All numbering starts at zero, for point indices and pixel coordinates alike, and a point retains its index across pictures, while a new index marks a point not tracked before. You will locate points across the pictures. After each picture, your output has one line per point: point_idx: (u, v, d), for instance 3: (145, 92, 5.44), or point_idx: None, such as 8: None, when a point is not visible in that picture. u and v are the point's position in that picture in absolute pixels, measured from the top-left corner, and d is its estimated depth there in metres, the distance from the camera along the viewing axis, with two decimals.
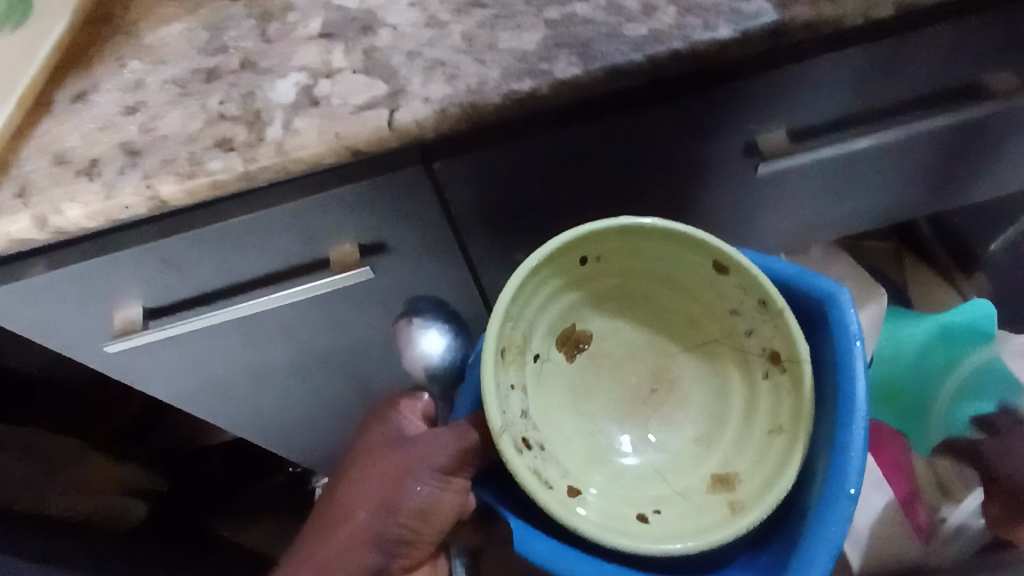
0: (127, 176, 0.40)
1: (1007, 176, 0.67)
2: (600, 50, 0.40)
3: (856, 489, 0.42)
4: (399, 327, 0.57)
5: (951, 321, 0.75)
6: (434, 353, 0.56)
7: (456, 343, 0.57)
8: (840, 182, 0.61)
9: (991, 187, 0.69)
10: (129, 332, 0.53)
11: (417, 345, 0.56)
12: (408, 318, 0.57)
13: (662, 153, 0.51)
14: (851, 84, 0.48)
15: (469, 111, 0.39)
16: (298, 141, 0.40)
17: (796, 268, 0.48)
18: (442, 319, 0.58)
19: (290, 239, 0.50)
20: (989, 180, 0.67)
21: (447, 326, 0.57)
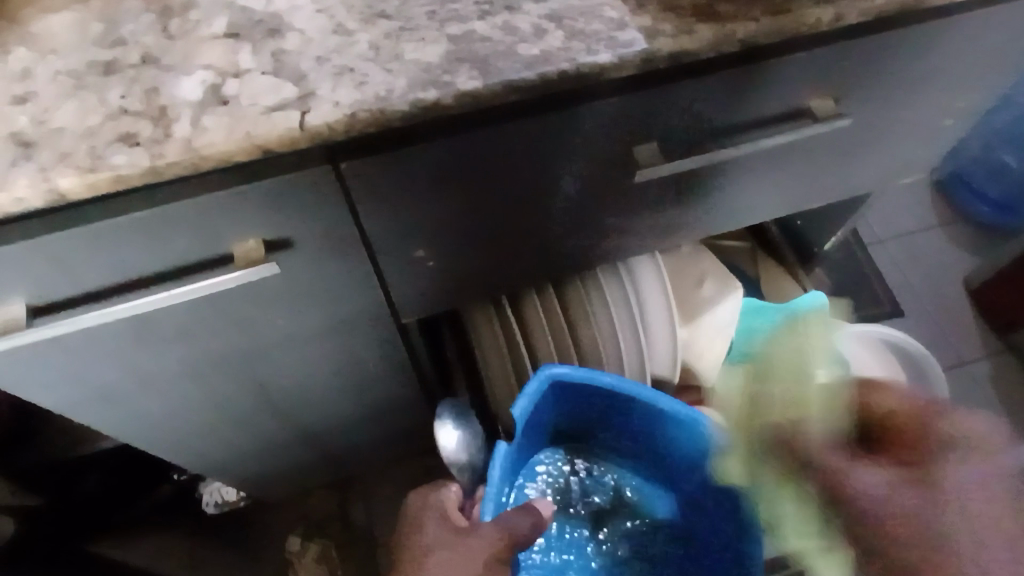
0: (20, 168, 0.39)
1: (837, 188, 0.80)
2: (497, 66, 0.44)
3: None
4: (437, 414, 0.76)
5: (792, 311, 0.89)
6: (451, 445, 0.76)
7: (470, 437, 0.76)
8: (702, 190, 0.70)
9: (826, 196, 0.81)
10: (9, 332, 0.50)
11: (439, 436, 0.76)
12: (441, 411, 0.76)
13: (552, 161, 0.57)
14: (709, 106, 0.57)
15: (378, 117, 0.43)
16: (208, 139, 0.41)
17: (691, 407, 0.81)
18: (466, 420, 0.76)
19: (191, 236, 0.50)
20: (821, 190, 0.79)
21: (466, 426, 0.76)
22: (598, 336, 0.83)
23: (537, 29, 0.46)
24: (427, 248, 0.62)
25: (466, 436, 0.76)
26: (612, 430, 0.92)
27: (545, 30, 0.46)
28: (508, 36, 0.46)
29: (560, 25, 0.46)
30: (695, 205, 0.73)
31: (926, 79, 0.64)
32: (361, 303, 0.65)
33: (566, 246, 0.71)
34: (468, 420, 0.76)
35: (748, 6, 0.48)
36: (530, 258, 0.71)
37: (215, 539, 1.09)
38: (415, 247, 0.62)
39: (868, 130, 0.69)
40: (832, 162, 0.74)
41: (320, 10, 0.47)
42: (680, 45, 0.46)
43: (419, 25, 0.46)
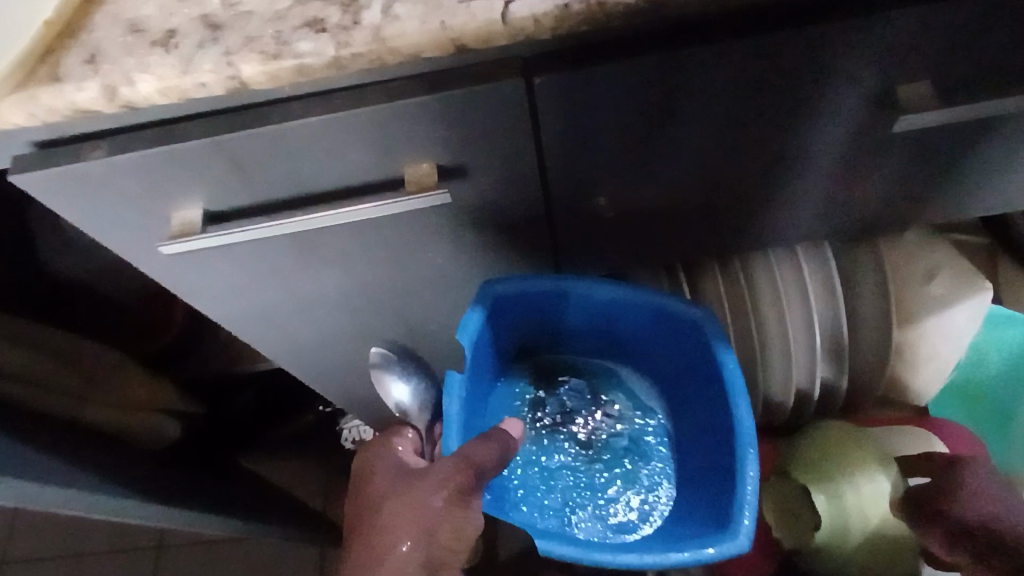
0: (206, 50, 0.36)
1: None
2: None
3: (750, 495, 0.56)
4: (371, 365, 0.59)
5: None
6: (406, 399, 0.59)
7: (423, 386, 0.60)
8: (963, 158, 0.55)
9: None
10: (184, 235, 0.49)
11: (389, 392, 0.59)
12: (377, 360, 0.59)
13: (786, 94, 0.46)
14: (1013, 29, 0.43)
15: (595, 11, 0.34)
16: (398, 28, 0.35)
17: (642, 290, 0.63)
18: (415, 368, 0.60)
19: (365, 152, 0.45)
20: None
21: (418, 375, 0.60)
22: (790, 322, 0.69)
23: None
24: (610, 195, 0.54)
25: (420, 387, 0.60)
26: (580, 336, 0.74)
27: None
28: None
29: None
30: (948, 177, 0.57)
31: None
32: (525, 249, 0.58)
33: (770, 213, 0.59)
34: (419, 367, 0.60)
35: None
36: (724, 224, 0.60)
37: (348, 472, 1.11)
38: (596, 192, 0.54)
39: None
40: None
41: None
42: None
43: None
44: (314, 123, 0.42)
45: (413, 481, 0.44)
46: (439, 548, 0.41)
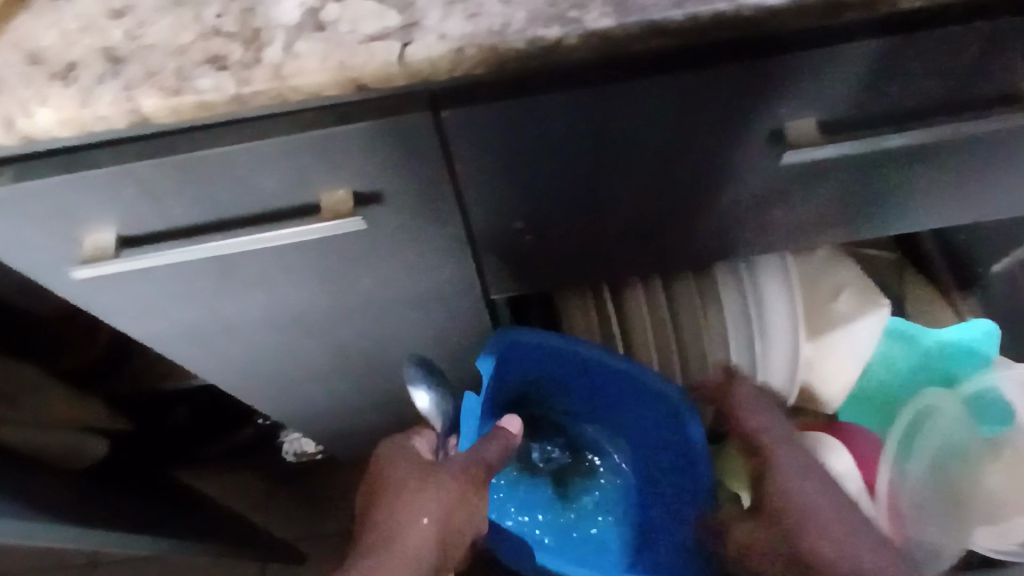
0: (107, 84, 0.36)
1: None
2: (637, 2, 0.37)
3: None
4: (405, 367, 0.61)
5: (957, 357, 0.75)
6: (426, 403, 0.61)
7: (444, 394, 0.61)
8: (863, 188, 0.58)
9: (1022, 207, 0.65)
10: (99, 259, 0.49)
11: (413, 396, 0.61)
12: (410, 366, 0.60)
13: (689, 134, 0.48)
14: (890, 80, 0.46)
15: (487, 55, 0.36)
16: (299, 66, 0.36)
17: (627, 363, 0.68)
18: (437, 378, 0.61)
19: (279, 180, 0.46)
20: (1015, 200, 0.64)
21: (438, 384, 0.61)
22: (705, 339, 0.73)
23: None
24: (528, 220, 0.56)
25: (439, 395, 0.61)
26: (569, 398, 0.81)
27: None
28: None
29: None
30: (847, 207, 0.61)
31: None
32: (449, 270, 0.60)
33: (685, 240, 0.62)
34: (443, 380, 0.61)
35: None
36: (643, 249, 0.63)
37: (291, 486, 1.10)
38: (514, 217, 0.55)
39: None
40: None
41: None
42: None
43: None
44: (224, 153, 0.43)
45: (430, 482, 0.56)
46: (452, 529, 0.56)
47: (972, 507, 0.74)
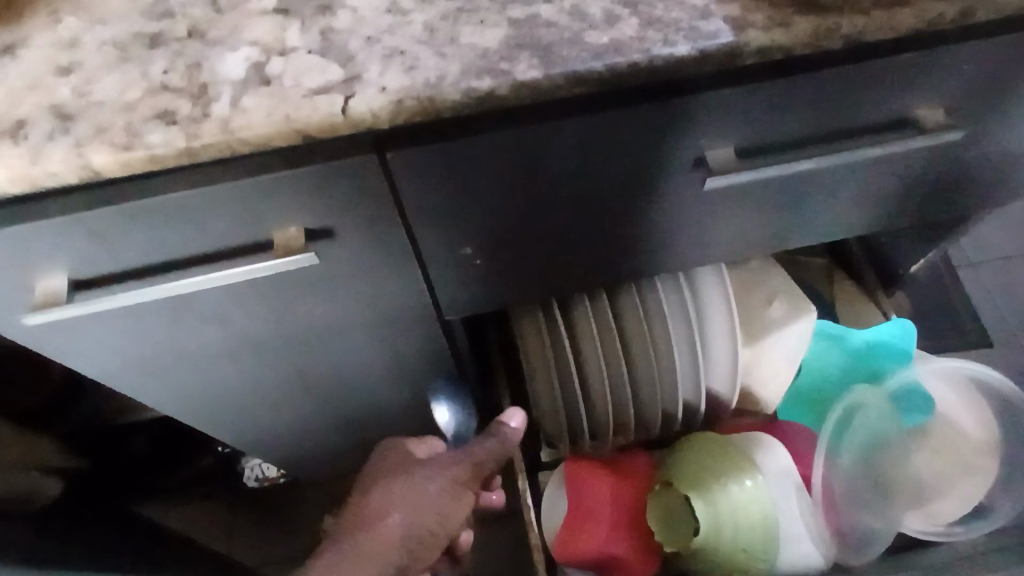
0: (56, 141, 0.38)
1: (942, 207, 0.69)
2: (561, 54, 0.40)
3: None
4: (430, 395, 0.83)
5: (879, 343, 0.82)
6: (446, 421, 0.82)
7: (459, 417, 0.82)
8: (784, 205, 0.63)
9: (931, 214, 0.71)
10: (49, 305, 0.49)
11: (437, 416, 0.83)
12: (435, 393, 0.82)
13: (619, 165, 0.52)
14: (797, 112, 0.50)
15: (425, 105, 0.39)
16: (246, 120, 0.38)
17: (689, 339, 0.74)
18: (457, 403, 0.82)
19: (231, 221, 0.48)
20: (922, 210, 0.69)
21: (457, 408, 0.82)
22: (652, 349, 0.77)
23: (610, 16, 0.41)
24: (476, 246, 0.59)
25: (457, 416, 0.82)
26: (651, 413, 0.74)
27: (618, 17, 0.41)
28: (577, 22, 0.41)
29: (636, 12, 0.41)
30: (772, 222, 0.65)
31: None
32: (404, 296, 0.62)
33: (626, 258, 0.66)
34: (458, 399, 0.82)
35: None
36: (587, 268, 0.66)
37: (256, 512, 1.09)
38: (463, 244, 0.58)
39: (988, 144, 0.60)
40: (940, 179, 0.64)
41: None
42: (771, 39, 0.41)
43: (480, 6, 0.42)
44: (173, 198, 0.45)
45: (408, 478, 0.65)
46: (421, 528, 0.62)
47: (895, 491, 0.80)
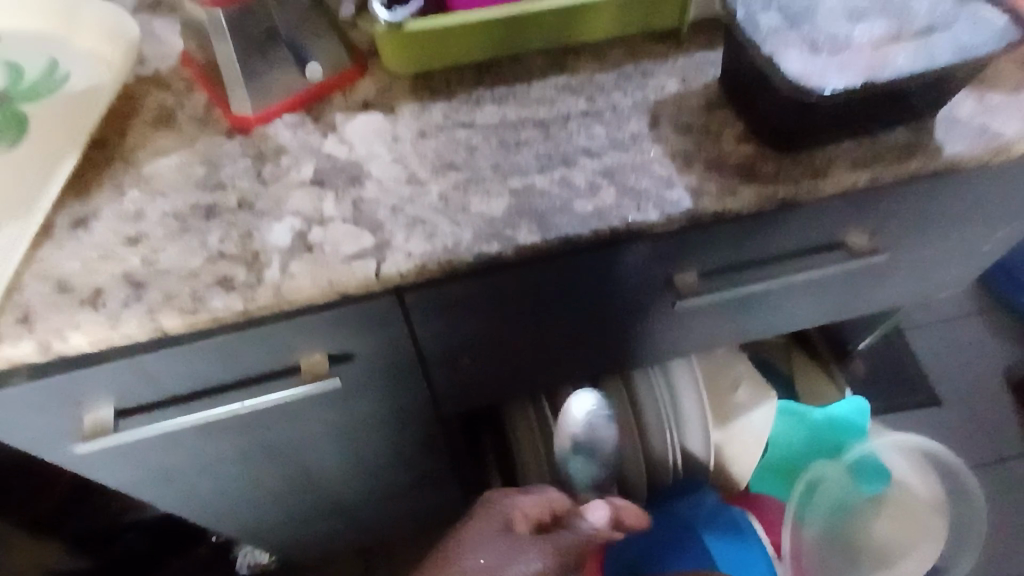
0: (131, 308, 0.44)
1: (892, 298, 0.77)
2: (554, 221, 0.49)
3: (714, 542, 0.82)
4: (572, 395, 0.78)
5: (835, 415, 0.92)
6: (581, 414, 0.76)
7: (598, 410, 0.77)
8: (743, 313, 0.72)
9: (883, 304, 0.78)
10: (99, 434, 0.54)
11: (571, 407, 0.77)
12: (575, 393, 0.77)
13: (601, 290, 0.61)
14: (747, 244, 0.60)
15: (445, 267, 0.47)
16: (295, 284, 0.46)
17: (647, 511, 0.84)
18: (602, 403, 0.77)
19: (266, 353, 0.55)
20: (875, 304, 0.77)
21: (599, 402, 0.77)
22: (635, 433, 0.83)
23: (592, 186, 0.51)
24: (477, 358, 0.66)
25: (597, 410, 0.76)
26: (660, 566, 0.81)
27: (599, 187, 0.51)
28: (565, 191, 0.50)
29: (613, 182, 0.51)
30: (739, 321, 0.74)
31: (972, 210, 0.64)
32: (412, 400, 0.69)
33: (611, 357, 0.74)
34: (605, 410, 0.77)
35: (789, 167, 0.51)
36: (576, 368, 0.74)
37: None
38: (465, 357, 0.65)
39: (918, 258, 0.69)
40: (883, 285, 0.73)
41: (396, 158, 0.52)
42: (722, 205, 0.50)
43: (485, 177, 0.51)
44: (221, 340, 0.51)
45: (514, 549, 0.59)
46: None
47: (859, 551, 0.88)
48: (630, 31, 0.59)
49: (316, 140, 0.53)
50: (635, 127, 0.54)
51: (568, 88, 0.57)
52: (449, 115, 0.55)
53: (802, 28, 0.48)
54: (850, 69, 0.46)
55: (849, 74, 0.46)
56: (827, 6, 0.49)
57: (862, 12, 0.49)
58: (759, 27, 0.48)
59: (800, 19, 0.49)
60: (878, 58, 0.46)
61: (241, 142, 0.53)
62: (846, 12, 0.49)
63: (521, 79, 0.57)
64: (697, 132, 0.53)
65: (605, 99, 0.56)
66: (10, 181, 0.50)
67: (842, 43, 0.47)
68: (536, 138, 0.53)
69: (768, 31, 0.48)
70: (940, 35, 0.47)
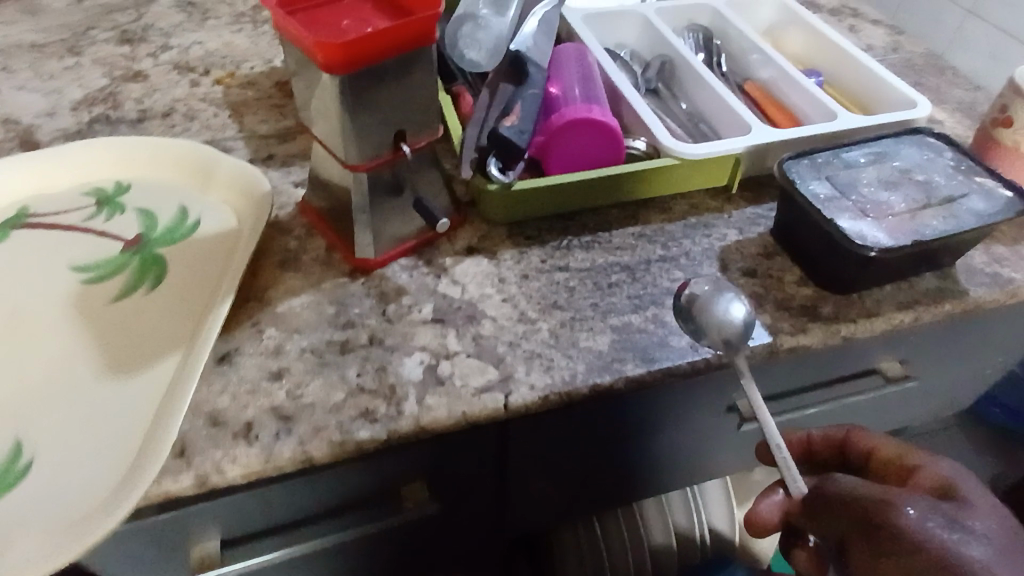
0: (283, 440, 0.47)
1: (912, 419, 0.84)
2: (655, 354, 0.55)
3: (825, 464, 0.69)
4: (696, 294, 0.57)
5: None
6: (739, 315, 0.55)
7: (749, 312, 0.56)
8: (790, 437, 0.76)
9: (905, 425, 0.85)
10: (202, 568, 0.55)
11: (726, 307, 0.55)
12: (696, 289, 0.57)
13: (674, 414, 0.66)
14: (802, 371, 0.66)
15: (565, 397, 0.52)
16: (433, 415, 0.50)
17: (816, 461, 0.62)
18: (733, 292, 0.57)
19: (373, 481, 0.57)
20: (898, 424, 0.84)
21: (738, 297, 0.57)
22: (671, 524, 0.87)
23: (682, 322, 0.57)
24: (553, 484, 0.68)
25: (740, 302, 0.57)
26: None
27: (687, 324, 0.57)
28: (660, 328, 0.57)
29: (699, 320, 0.58)
30: (779, 446, 0.78)
31: (981, 342, 0.73)
32: (486, 530, 0.69)
33: (666, 485, 0.76)
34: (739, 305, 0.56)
35: (845, 307, 0.60)
36: (634, 497, 0.76)
37: None
38: (543, 483, 0.67)
39: (939, 384, 0.77)
40: (907, 409, 0.80)
41: (505, 298, 0.58)
42: (796, 340, 0.57)
43: (587, 315, 0.58)
44: (339, 467, 0.54)
45: None
46: None
47: None
48: (688, 189, 0.70)
49: (432, 281, 0.59)
50: (708, 272, 0.62)
51: (644, 236, 0.65)
52: (547, 259, 0.62)
53: (851, 197, 0.58)
54: (899, 232, 0.56)
55: (899, 235, 0.56)
56: (865, 179, 0.60)
57: (894, 186, 0.60)
58: (817, 196, 0.58)
59: (847, 190, 0.59)
60: (918, 224, 0.57)
61: (364, 283, 0.59)
62: (882, 184, 0.60)
63: (601, 228, 0.66)
64: (762, 276, 0.62)
65: (677, 247, 0.64)
66: (153, 320, 0.53)
67: (887, 211, 0.57)
68: (625, 280, 0.61)
69: (825, 199, 0.58)
70: (959, 204, 0.58)
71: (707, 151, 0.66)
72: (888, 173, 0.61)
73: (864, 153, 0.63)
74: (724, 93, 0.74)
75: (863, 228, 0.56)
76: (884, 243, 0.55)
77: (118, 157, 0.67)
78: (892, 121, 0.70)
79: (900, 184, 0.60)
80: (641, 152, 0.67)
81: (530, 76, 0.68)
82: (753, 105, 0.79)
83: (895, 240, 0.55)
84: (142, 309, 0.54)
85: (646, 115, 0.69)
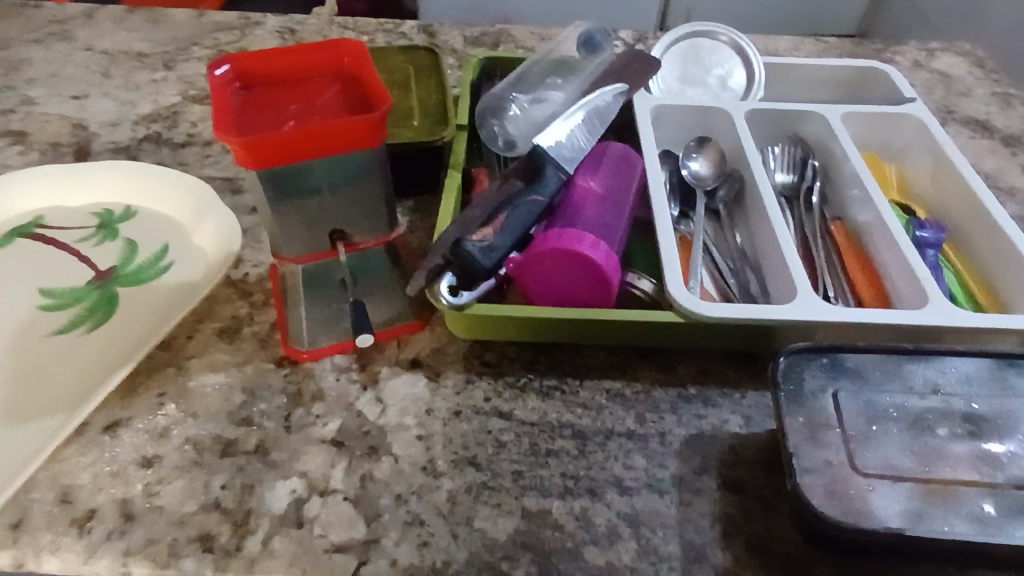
0: (110, 543, 0.44)
1: None
2: (557, 566, 0.44)
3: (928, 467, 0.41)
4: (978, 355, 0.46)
5: None
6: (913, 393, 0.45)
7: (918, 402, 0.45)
8: None
9: None
10: None
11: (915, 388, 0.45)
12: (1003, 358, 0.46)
13: None
14: None
15: None
16: (269, 564, 0.43)
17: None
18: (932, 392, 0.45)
19: None
20: None
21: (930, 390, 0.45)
22: None
23: (612, 530, 0.46)
24: None
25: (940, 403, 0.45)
26: None
27: (620, 534, 0.45)
28: (581, 530, 0.45)
29: (635, 533, 0.45)
30: None
31: None
32: None
33: None
34: (926, 388, 0.45)
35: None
36: None
37: None
38: None
39: None
40: None
41: (421, 436, 0.50)
42: None
43: (502, 485, 0.48)
44: None
45: None
46: None
47: None
48: (704, 348, 0.56)
49: (354, 393, 0.53)
50: (677, 468, 0.49)
51: (620, 397, 0.54)
52: (491, 398, 0.53)
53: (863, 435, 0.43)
54: (924, 513, 0.39)
55: (922, 516, 0.39)
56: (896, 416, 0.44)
57: (934, 435, 0.44)
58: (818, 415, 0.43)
59: (866, 423, 0.43)
60: (953, 506, 0.40)
61: (286, 374, 0.54)
62: (923, 429, 0.43)
63: (574, 372, 0.55)
64: (748, 494, 0.47)
65: (654, 422, 0.52)
66: (71, 367, 0.53)
67: (908, 472, 0.41)
68: (569, 451, 0.50)
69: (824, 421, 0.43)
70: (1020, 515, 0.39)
71: (725, 315, 0.52)
72: (935, 411, 0.45)
73: (924, 370, 0.46)
74: (783, 237, 0.59)
75: (866, 486, 0.40)
76: (897, 526, 0.38)
77: (133, 182, 0.68)
78: (1010, 322, 0.52)
79: (947, 433, 0.43)
80: (646, 294, 0.56)
81: (541, 180, 0.58)
82: (832, 251, 0.64)
83: (910, 522, 0.39)
84: (69, 350, 0.54)
85: (668, 248, 0.57)
